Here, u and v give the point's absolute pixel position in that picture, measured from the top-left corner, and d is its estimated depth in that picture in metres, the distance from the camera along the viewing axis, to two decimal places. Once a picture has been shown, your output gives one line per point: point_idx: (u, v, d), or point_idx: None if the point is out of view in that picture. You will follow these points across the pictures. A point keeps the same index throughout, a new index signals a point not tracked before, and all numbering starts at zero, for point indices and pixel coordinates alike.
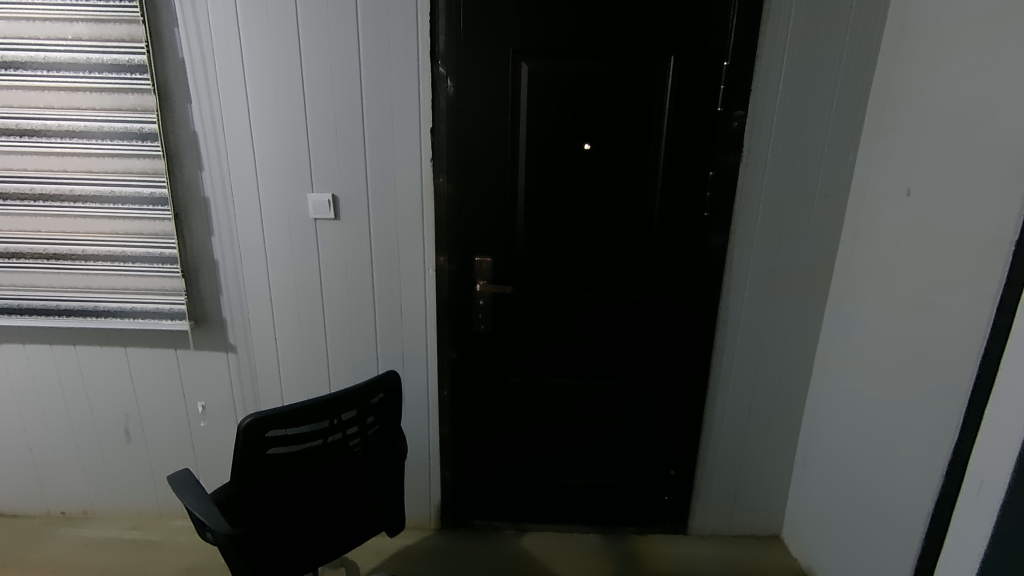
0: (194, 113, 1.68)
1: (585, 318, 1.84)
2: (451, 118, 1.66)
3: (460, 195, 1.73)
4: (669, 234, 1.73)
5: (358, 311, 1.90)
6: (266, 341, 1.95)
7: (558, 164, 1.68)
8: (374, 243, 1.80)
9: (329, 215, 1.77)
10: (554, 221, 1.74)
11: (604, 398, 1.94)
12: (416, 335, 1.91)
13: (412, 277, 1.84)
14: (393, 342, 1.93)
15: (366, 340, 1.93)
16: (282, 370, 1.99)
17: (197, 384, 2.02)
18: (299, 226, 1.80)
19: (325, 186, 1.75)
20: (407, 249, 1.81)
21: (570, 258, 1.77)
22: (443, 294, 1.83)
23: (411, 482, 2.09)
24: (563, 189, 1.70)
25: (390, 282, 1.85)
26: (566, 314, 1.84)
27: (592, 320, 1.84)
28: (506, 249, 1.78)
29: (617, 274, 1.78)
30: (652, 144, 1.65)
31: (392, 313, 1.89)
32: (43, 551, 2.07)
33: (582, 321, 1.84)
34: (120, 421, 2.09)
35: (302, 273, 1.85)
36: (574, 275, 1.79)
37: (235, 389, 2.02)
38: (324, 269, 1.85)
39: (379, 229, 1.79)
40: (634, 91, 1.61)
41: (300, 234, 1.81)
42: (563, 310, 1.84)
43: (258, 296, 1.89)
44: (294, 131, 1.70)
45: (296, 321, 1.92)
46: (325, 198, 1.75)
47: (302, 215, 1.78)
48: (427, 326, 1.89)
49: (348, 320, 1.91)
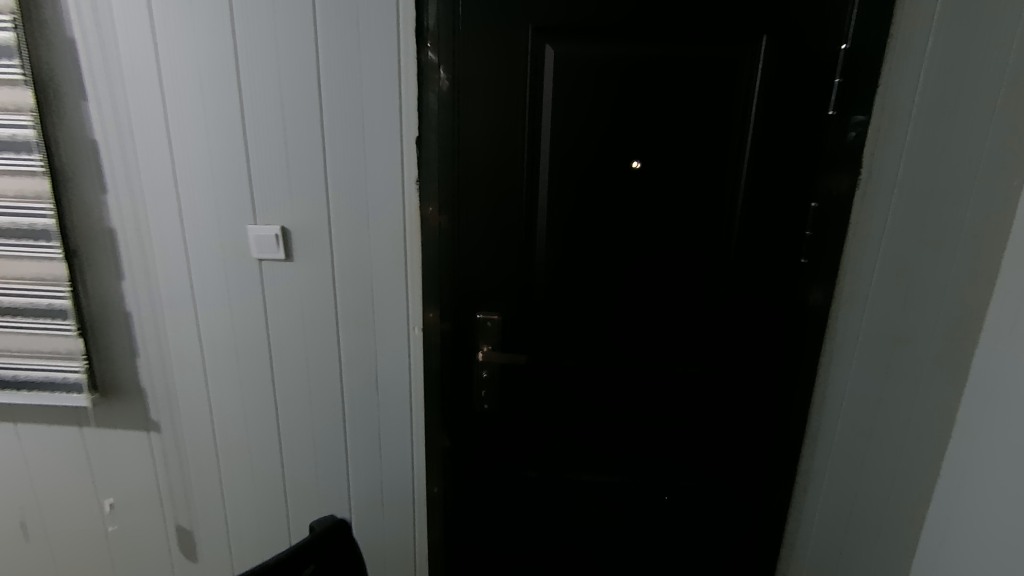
0: (90, 115, 1.22)
1: (626, 397, 1.35)
2: (445, 125, 1.18)
3: (459, 231, 1.25)
4: (747, 287, 1.24)
5: (320, 383, 1.42)
6: (200, 418, 1.47)
7: (596, 188, 1.20)
8: (341, 293, 1.33)
9: (277, 255, 1.29)
10: (585, 265, 1.25)
11: (632, 497, 1.43)
12: (397, 412, 1.43)
13: (392, 337, 1.36)
14: (366, 424, 1.45)
15: (330, 417, 1.45)
16: (221, 455, 1.51)
17: (109, 470, 1.54)
18: (238, 270, 1.32)
19: (271, 216, 1.27)
20: (383, 301, 1.33)
21: (607, 315, 1.29)
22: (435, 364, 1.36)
23: None
24: (600, 222, 1.22)
25: (361, 343, 1.38)
26: (599, 391, 1.35)
27: (636, 400, 1.35)
28: (520, 303, 1.29)
29: (673, 339, 1.29)
30: (729, 164, 1.17)
31: (367, 385, 1.41)
32: None
33: (622, 399, 1.35)
34: (13, 514, 1.60)
35: (244, 332, 1.38)
36: (613, 339, 1.31)
37: (161, 477, 1.55)
38: (275, 328, 1.37)
39: (347, 276, 1.31)
40: (706, 87, 1.13)
41: (240, 281, 1.33)
42: (595, 387, 1.34)
43: (188, 359, 1.41)
44: (226, 140, 1.23)
45: (239, 393, 1.44)
46: (271, 233, 1.27)
47: (243, 256, 1.31)
48: (412, 402, 1.42)
49: (305, 393, 1.43)
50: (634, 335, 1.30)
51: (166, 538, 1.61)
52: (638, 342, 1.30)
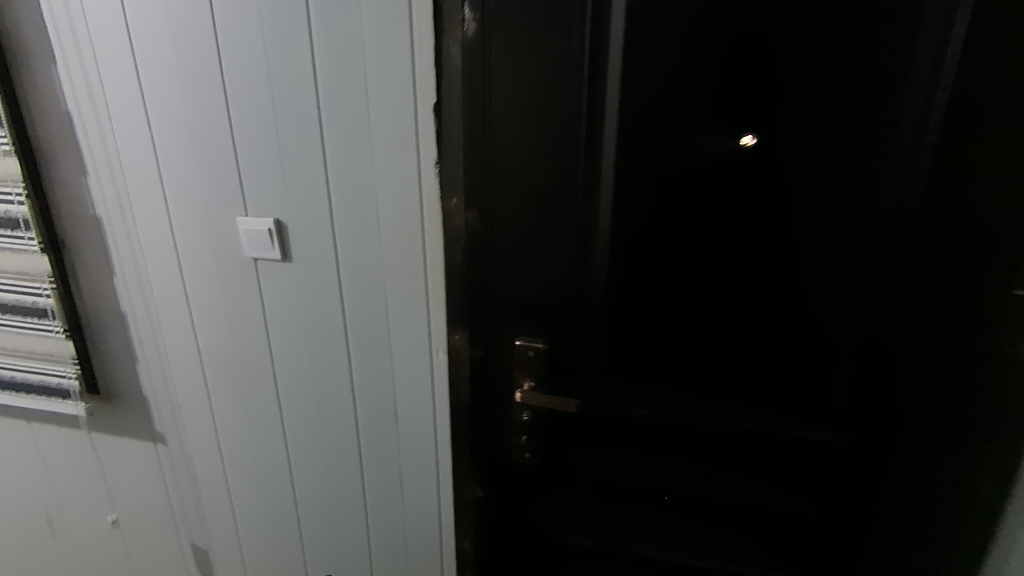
0: (64, 86, 1.04)
1: (715, 465, 0.97)
2: (467, 86, 0.86)
3: (486, 233, 0.92)
4: (912, 331, 0.78)
5: (329, 408, 1.18)
6: (205, 436, 1.29)
7: (683, 174, 0.83)
8: (348, 304, 1.08)
9: (272, 254, 1.06)
10: (664, 281, 0.89)
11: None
12: (421, 447, 1.18)
13: (408, 359, 1.10)
14: (382, 458, 1.21)
15: (343, 447, 1.22)
16: (230, 477, 1.32)
17: (122, 481, 1.42)
18: (231, 271, 1.10)
19: (264, 207, 1.04)
20: (399, 316, 1.06)
21: (692, 353, 0.91)
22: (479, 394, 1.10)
23: None
24: (687, 223, 0.85)
25: (375, 366, 1.12)
26: (675, 454, 0.98)
27: (732, 469, 0.97)
28: (572, 329, 0.95)
29: (794, 392, 0.90)
30: (896, 137, 0.74)
31: (382, 413, 1.16)
32: None
33: (711, 467, 0.97)
34: (38, 513, 1.53)
35: (241, 344, 1.16)
36: (701, 387, 0.93)
37: (171, 493, 1.40)
38: (275, 341, 1.14)
39: (354, 283, 1.06)
40: (871, 16, 0.72)
41: (234, 284, 1.11)
42: (673, 448, 0.98)
43: (184, 370, 1.22)
44: (208, 114, 1.00)
45: (241, 412, 1.24)
46: (264, 227, 1.04)
47: (236, 255, 1.08)
48: (437, 435, 1.17)
49: (315, 419, 1.20)
50: (732, 382, 0.92)
51: (181, 556, 1.47)
52: (732, 393, 0.92)
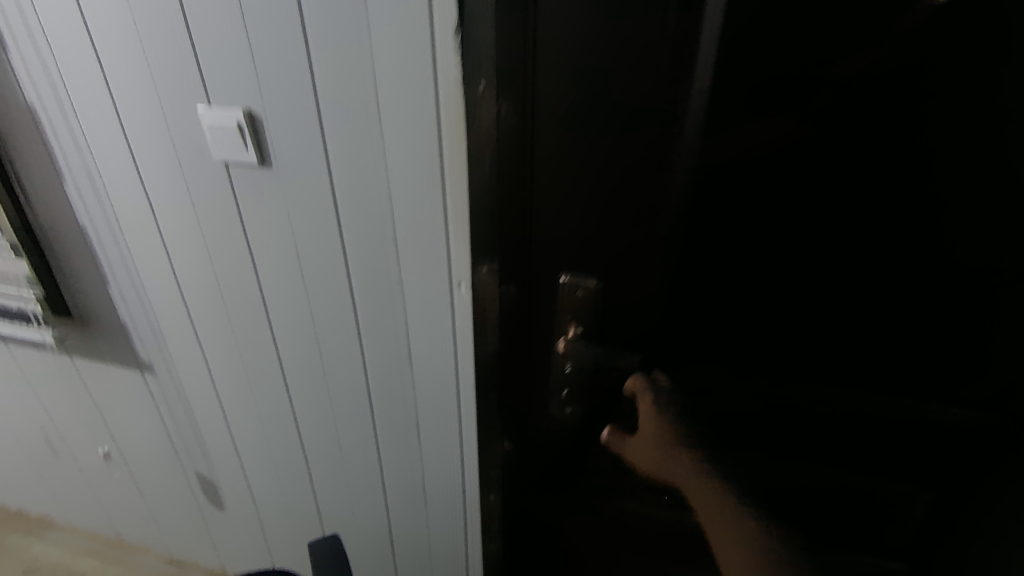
0: None
1: (808, 444, 0.77)
2: None
3: (529, 132, 0.68)
4: None
5: (332, 343, 1.00)
6: (193, 368, 1.12)
7: (822, 46, 0.56)
8: (346, 223, 0.85)
9: (246, 157, 0.82)
10: (771, 207, 0.64)
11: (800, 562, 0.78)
12: (439, 396, 0.99)
13: (424, 295, 0.88)
14: (394, 402, 1.03)
15: (351, 389, 1.05)
16: (227, 411, 1.18)
17: (114, 409, 1.29)
18: (200, 177, 0.87)
19: (230, 94, 0.79)
20: (411, 243, 0.84)
21: (797, 305, 0.68)
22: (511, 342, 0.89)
23: None
24: (816, 123, 0.59)
25: (384, 302, 0.91)
26: (758, 429, 0.77)
27: (829, 448, 0.76)
28: (636, 266, 0.72)
29: (938, 360, 0.67)
30: None
31: (393, 354, 0.97)
32: None
33: (802, 445, 0.77)
34: (37, 435, 1.44)
35: (223, 267, 0.96)
36: (803, 348, 0.70)
37: (168, 424, 1.27)
38: (263, 265, 0.93)
39: (352, 197, 0.82)
40: None
41: (205, 194, 0.88)
42: (755, 421, 0.77)
43: (161, 295, 1.03)
44: None
45: (232, 345, 1.06)
46: (233, 120, 0.79)
47: (203, 157, 0.85)
48: (460, 388, 0.95)
49: (317, 358, 1.03)
50: (850, 347, 0.68)
51: (189, 484, 1.38)
52: (849, 358, 0.69)
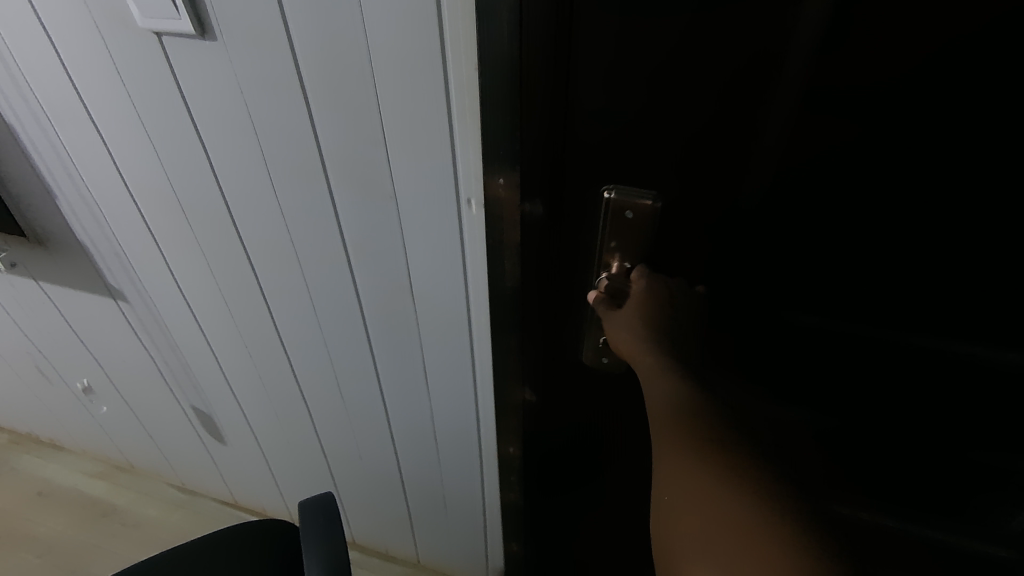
0: None
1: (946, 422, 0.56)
2: None
3: None
4: None
5: (317, 271, 0.82)
6: (168, 294, 0.97)
7: None
8: (319, 111, 0.64)
9: (178, 24, 0.60)
10: (963, 83, 0.38)
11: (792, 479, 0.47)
12: (448, 333, 0.82)
13: (423, 208, 0.68)
14: (395, 339, 0.87)
15: (343, 322, 0.88)
16: (213, 342, 1.04)
17: (95, 338, 1.17)
18: (131, 54, 0.66)
19: None
20: (404, 137, 0.63)
21: (981, 229, 0.44)
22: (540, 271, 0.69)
23: (452, 531, 1.21)
24: None
25: (375, 216, 0.72)
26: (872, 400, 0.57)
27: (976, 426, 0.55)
28: (717, 179, 0.48)
29: None
30: None
31: (390, 284, 0.79)
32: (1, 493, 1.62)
33: (930, 422, 0.57)
34: (28, 362, 1.34)
35: (179, 174, 0.77)
36: (968, 292, 0.47)
37: (154, 355, 1.14)
38: (223, 173, 0.74)
39: (323, 78, 0.61)
40: None
41: (141, 78, 0.68)
42: (864, 390, 0.56)
43: (115, 209, 0.86)
44: None
45: (204, 269, 0.89)
46: None
47: (129, 27, 0.64)
48: (472, 323, 0.79)
49: (301, 285, 0.85)
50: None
51: (187, 417, 1.28)
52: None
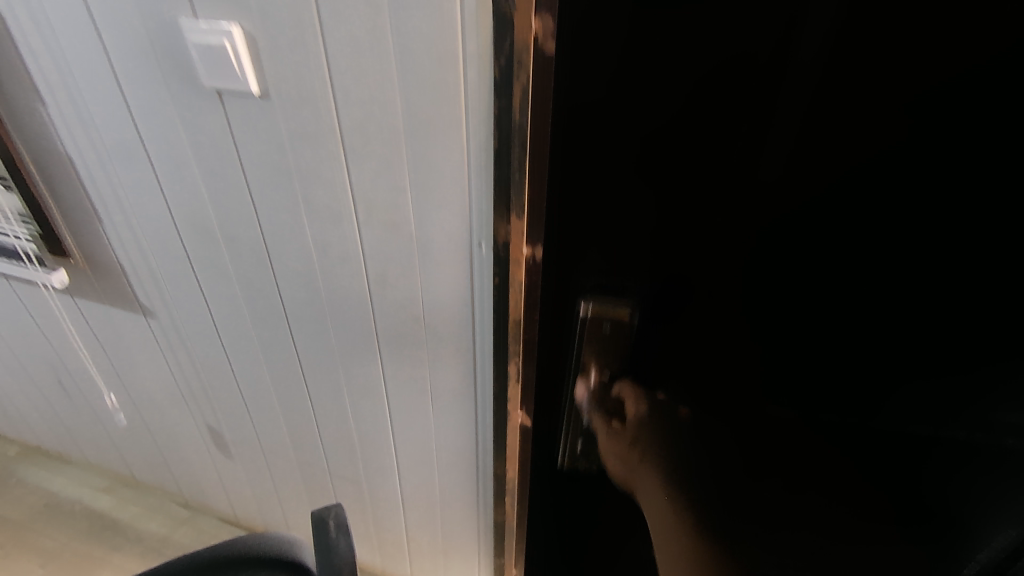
0: None
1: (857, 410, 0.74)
2: None
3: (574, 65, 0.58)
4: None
5: (340, 301, 0.90)
6: (197, 315, 1.05)
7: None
8: (355, 163, 0.73)
9: (238, 84, 0.70)
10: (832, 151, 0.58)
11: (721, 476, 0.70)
12: (455, 360, 0.90)
13: (441, 248, 0.77)
14: (406, 365, 0.95)
15: (359, 347, 0.96)
16: (233, 361, 1.11)
17: (120, 354, 1.24)
18: (192, 107, 0.76)
19: (217, 8, 0.66)
20: (429, 183, 0.72)
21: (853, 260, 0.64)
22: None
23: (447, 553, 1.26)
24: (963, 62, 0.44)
25: (396, 250, 0.80)
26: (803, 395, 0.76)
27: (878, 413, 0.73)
28: (700, 176, 0.62)
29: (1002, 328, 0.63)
30: None
31: (405, 315, 0.88)
32: (8, 504, 1.67)
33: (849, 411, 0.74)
34: (50, 374, 1.41)
35: (222, 210, 0.86)
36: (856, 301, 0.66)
37: (174, 372, 1.21)
38: (262, 210, 0.83)
39: (361, 136, 0.71)
40: None
41: (198, 126, 0.78)
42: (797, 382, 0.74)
43: (158, 236, 0.95)
44: None
45: (234, 294, 0.98)
46: (221, 39, 0.67)
47: (193, 84, 0.74)
48: (477, 353, 0.87)
49: (323, 311, 0.93)
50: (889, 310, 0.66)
51: (199, 432, 1.34)
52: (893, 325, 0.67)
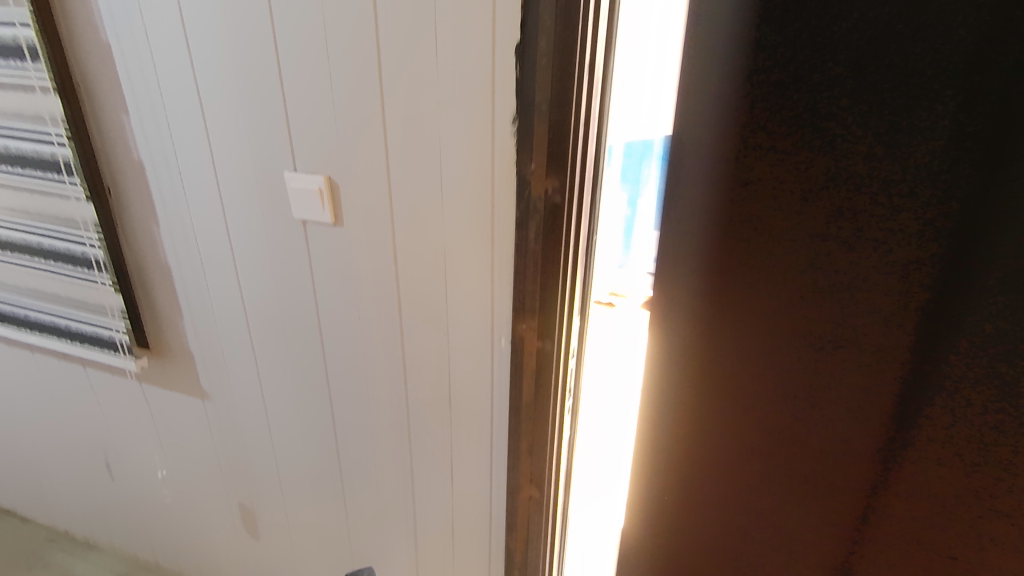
0: (105, 23, 0.93)
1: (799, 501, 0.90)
2: (562, 35, 0.69)
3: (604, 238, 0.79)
4: None
5: (379, 387, 1.08)
6: (251, 398, 1.22)
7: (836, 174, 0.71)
8: (405, 277, 0.94)
9: (321, 216, 0.93)
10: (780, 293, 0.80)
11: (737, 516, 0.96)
12: (476, 442, 1.05)
13: (468, 343, 0.96)
14: (431, 446, 1.09)
15: (392, 432, 1.11)
16: (276, 442, 1.26)
17: (171, 435, 1.39)
18: (280, 230, 0.99)
19: (314, 165, 0.90)
20: (461, 291, 0.92)
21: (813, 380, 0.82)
22: (566, 383, 0.96)
23: None
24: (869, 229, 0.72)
25: (431, 344, 0.99)
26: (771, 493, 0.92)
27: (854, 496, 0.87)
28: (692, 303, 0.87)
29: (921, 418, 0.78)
30: None
31: (434, 400, 1.04)
32: None
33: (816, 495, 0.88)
34: (98, 455, 1.54)
35: (292, 309, 1.07)
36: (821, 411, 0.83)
37: (218, 452, 1.35)
38: (324, 310, 1.04)
39: (411, 257, 0.92)
40: None
41: (282, 244, 1.00)
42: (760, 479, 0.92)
43: (231, 330, 1.15)
44: (255, 56, 0.86)
45: (288, 379, 1.15)
46: (314, 185, 0.91)
47: (285, 215, 0.97)
48: (495, 434, 1.02)
49: (364, 395, 1.10)
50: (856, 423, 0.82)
51: (230, 514, 1.45)
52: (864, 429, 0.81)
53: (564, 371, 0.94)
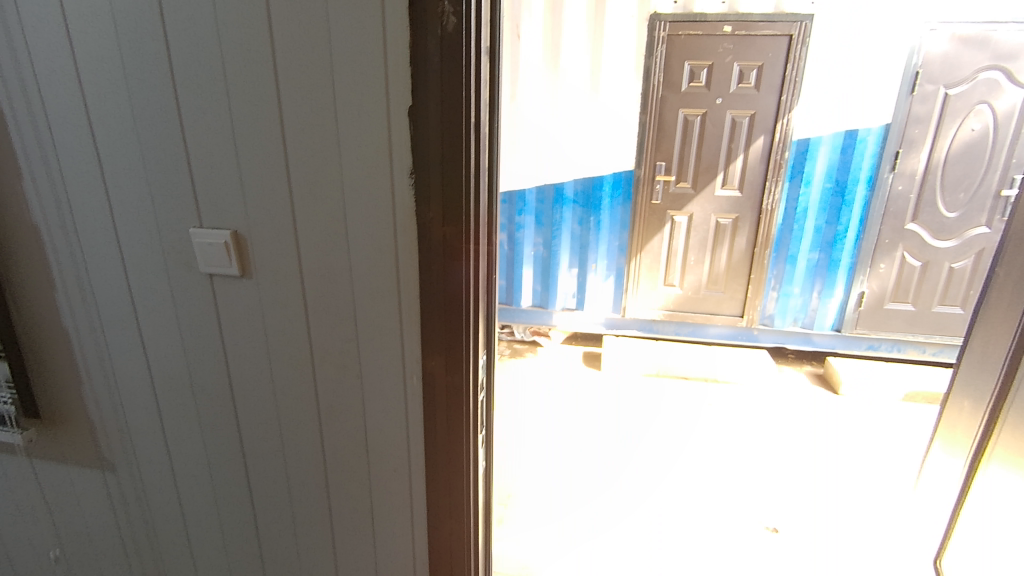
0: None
1: None
2: (449, 102, 0.79)
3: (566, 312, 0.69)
4: None
5: (293, 436, 1.08)
6: (156, 462, 1.18)
7: None
8: (316, 325, 0.98)
9: (228, 269, 0.95)
10: None
11: None
12: (393, 483, 1.07)
13: (380, 385, 0.99)
14: (349, 492, 1.10)
15: (309, 481, 1.11)
16: (184, 506, 1.21)
17: (65, 511, 1.30)
18: (186, 286, 1.00)
19: (219, 221, 0.93)
20: (370, 336, 0.96)
21: None
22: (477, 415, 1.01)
23: None
24: None
25: (344, 389, 1.02)
26: None
27: None
28: None
29: None
30: None
31: (350, 444, 1.06)
32: None
33: None
34: None
35: (199, 365, 1.06)
36: None
37: (120, 526, 1.27)
38: (233, 363, 1.04)
39: (320, 304, 0.96)
40: None
41: (188, 299, 1.01)
42: None
43: (133, 391, 1.11)
44: (157, 120, 0.90)
45: (197, 437, 1.13)
46: (219, 241, 0.94)
47: (192, 271, 0.98)
48: (412, 473, 1.05)
49: (278, 447, 1.10)
50: None
51: None
52: None
53: (474, 403, 1.00)
